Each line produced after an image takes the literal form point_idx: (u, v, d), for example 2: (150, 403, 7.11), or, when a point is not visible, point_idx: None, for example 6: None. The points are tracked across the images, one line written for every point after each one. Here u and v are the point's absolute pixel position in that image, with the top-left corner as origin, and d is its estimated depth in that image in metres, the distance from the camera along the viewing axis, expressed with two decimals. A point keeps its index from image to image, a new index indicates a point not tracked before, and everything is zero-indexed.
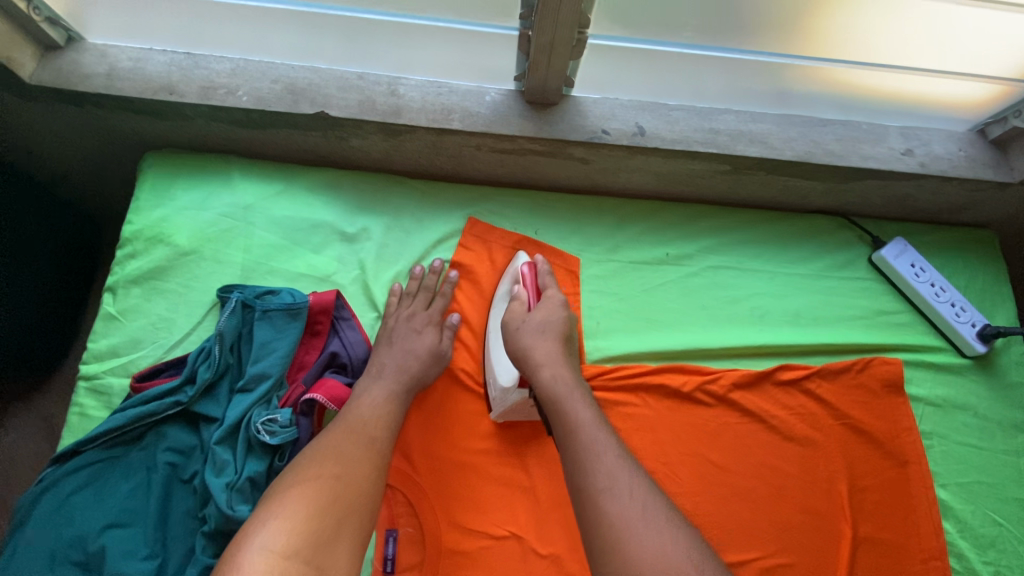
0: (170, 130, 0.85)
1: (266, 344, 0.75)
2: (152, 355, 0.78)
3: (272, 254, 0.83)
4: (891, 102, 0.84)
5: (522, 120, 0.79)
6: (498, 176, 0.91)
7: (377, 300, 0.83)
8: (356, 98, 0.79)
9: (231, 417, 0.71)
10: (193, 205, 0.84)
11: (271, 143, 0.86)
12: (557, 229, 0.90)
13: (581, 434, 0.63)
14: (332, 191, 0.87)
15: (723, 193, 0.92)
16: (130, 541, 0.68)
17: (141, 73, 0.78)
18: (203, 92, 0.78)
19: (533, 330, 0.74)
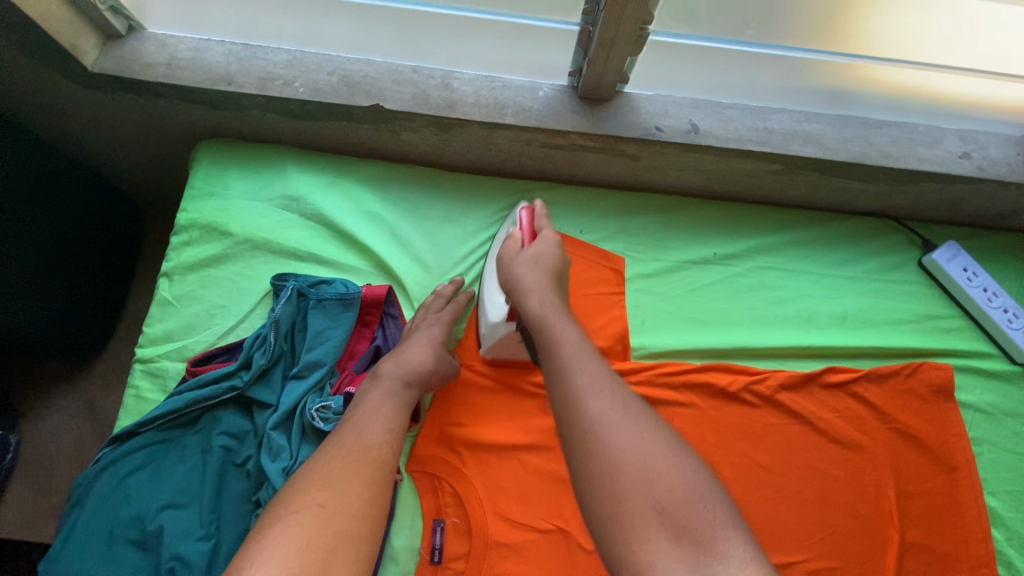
0: (224, 120, 0.86)
1: (320, 333, 0.76)
2: (205, 340, 0.79)
3: (324, 245, 0.84)
4: (948, 104, 0.83)
5: (575, 115, 0.80)
6: (545, 171, 0.91)
7: (424, 292, 0.84)
8: (411, 91, 0.79)
9: (286, 404, 0.72)
10: (246, 194, 0.85)
11: (322, 135, 0.87)
12: (603, 227, 0.90)
13: (564, 348, 0.60)
14: (382, 185, 0.88)
15: (772, 192, 0.91)
16: (185, 521, 0.69)
17: (200, 63, 0.79)
18: (261, 83, 0.78)
19: (526, 262, 0.73)
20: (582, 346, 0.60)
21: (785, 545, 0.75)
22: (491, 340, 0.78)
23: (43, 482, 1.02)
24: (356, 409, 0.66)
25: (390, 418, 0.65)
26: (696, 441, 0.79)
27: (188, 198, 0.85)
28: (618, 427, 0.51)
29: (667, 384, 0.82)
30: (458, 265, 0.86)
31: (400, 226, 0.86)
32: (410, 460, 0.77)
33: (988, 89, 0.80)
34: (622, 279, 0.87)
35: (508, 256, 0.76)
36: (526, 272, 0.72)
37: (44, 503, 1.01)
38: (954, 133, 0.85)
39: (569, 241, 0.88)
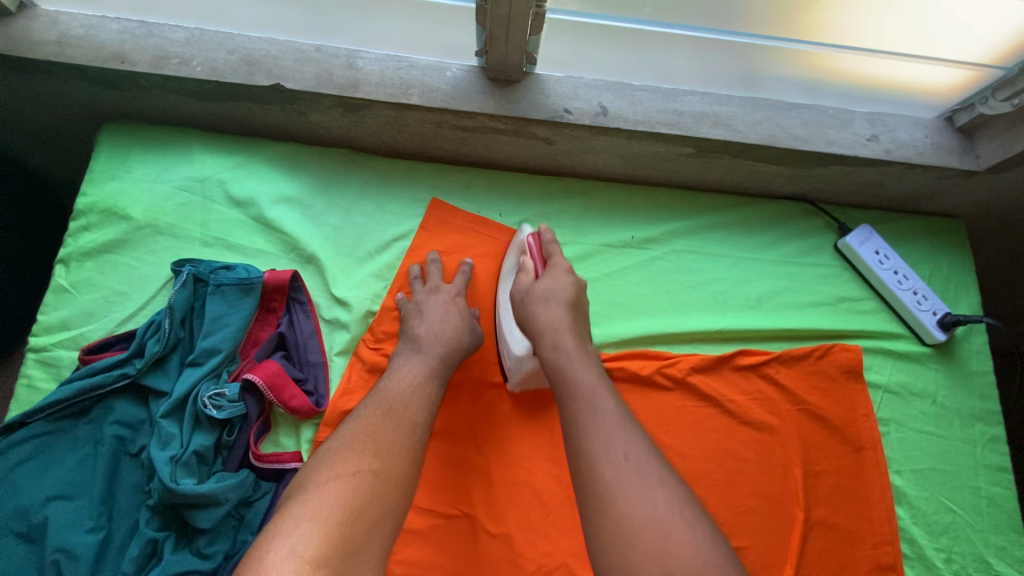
0: (127, 102, 0.83)
1: (217, 319, 0.74)
2: (103, 328, 0.77)
3: (231, 229, 0.82)
4: (855, 86, 0.84)
5: (483, 96, 0.78)
6: (463, 155, 0.90)
7: (331, 280, 0.81)
8: (314, 71, 0.77)
9: (178, 391, 0.70)
10: (148, 177, 0.82)
11: (230, 117, 0.85)
12: (522, 211, 0.89)
13: (578, 398, 0.61)
14: (293, 169, 0.86)
15: (692, 176, 0.91)
16: (73, 512, 0.68)
17: (92, 41, 0.76)
18: (156, 62, 0.76)
19: (539, 298, 0.71)
20: (598, 389, 0.62)
21: None
22: (516, 375, 0.78)
23: None
24: (393, 373, 0.68)
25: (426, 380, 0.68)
26: None
27: (88, 182, 0.82)
28: (634, 490, 0.53)
29: None
30: (371, 250, 0.84)
31: (311, 211, 0.85)
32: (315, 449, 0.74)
33: (891, 72, 0.81)
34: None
35: (524, 292, 0.73)
36: (542, 311, 0.70)
37: None
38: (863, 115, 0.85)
39: (488, 226, 0.87)
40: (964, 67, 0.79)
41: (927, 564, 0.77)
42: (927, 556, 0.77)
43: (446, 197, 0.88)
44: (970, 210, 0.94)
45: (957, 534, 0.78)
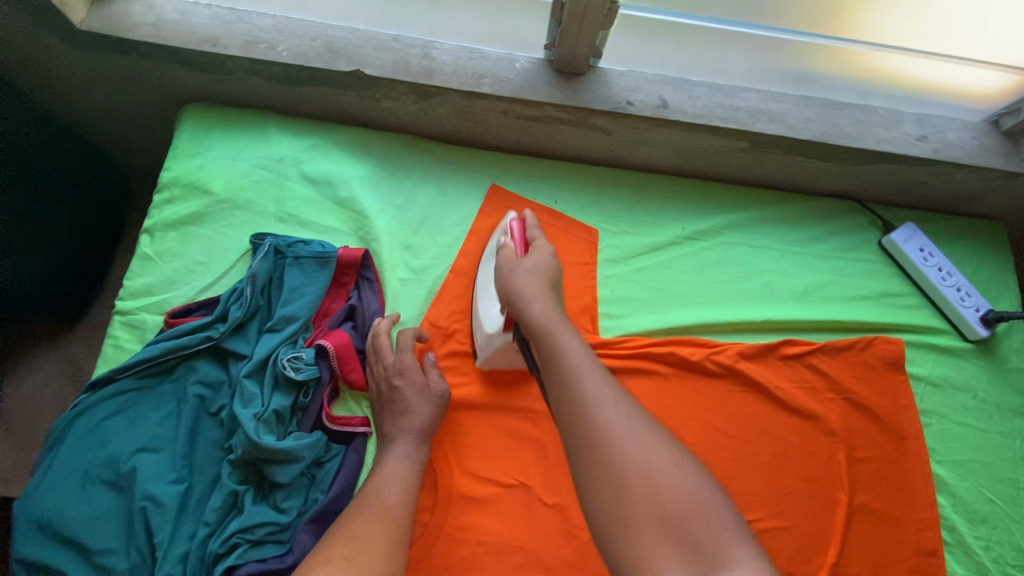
0: (210, 84, 0.88)
1: (296, 289, 0.79)
2: (184, 295, 0.81)
3: (304, 207, 0.86)
4: (906, 88, 0.87)
5: (550, 87, 0.82)
6: (522, 145, 0.94)
7: (398, 258, 0.86)
8: (392, 59, 0.82)
9: (259, 353, 0.75)
10: (228, 155, 0.87)
11: (306, 102, 0.89)
12: (577, 202, 0.92)
13: (568, 359, 0.61)
14: (363, 152, 0.90)
15: (741, 171, 0.94)
16: (159, 463, 0.72)
17: (186, 25, 0.81)
18: (245, 46, 0.81)
19: (525, 271, 0.72)
20: (586, 355, 0.61)
21: (741, 505, 0.78)
22: (485, 352, 0.79)
23: (22, 441, 1.05)
24: (376, 470, 0.70)
25: (406, 476, 0.69)
26: (658, 407, 0.82)
27: (172, 157, 0.87)
28: (626, 439, 0.53)
29: (633, 356, 0.84)
30: (434, 233, 0.88)
31: (379, 193, 0.89)
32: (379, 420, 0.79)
33: (942, 75, 0.84)
34: (594, 252, 0.90)
35: (507, 270, 0.74)
36: (525, 282, 0.71)
37: (22, 459, 1.04)
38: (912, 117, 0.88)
39: (544, 212, 0.91)
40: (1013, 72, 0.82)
41: (967, 551, 0.79)
42: (967, 543, 0.79)
43: (506, 184, 0.92)
44: (1011, 213, 0.96)
45: (997, 523, 0.80)
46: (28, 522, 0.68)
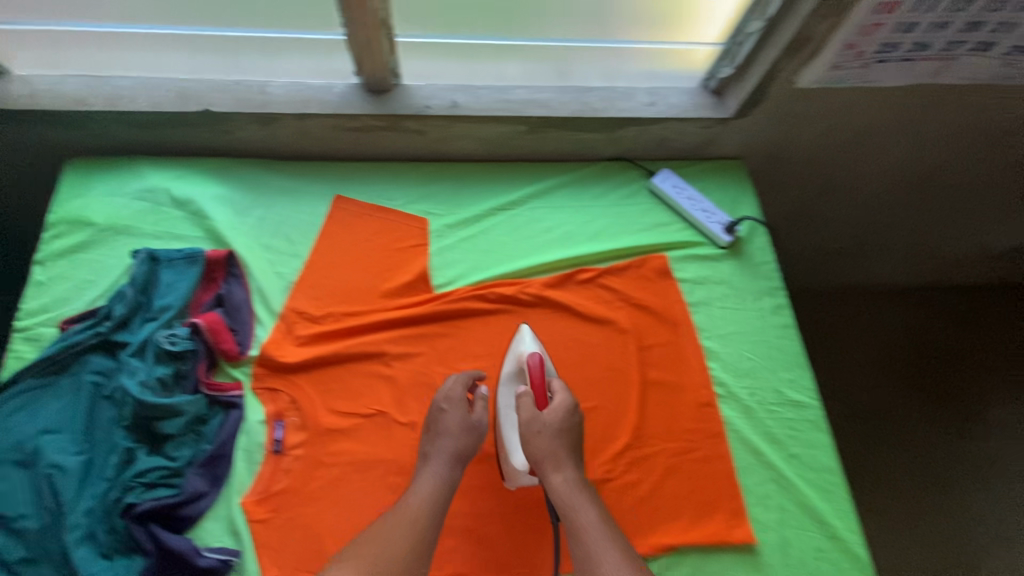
0: (269, 116, 1.00)
1: (240, 287, 0.95)
2: (265, 301, 0.95)
3: (386, 232, 1.04)
4: (879, 99, 1.07)
5: (587, 105, 1.06)
6: (556, 150, 1.14)
7: (472, 258, 1.04)
8: (455, 103, 1.02)
9: (240, 342, 0.91)
10: (307, 195, 1.05)
11: (386, 149, 1.09)
12: (620, 211, 1.13)
13: (584, 534, 0.75)
14: (421, 180, 1.10)
15: (746, 133, 1.14)
16: (245, 441, 0.86)
17: (272, 86, 1.00)
18: (330, 108, 1.00)
19: (556, 440, 0.82)
20: (597, 528, 0.76)
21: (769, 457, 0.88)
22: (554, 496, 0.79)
23: None
24: (563, 506, 0.78)
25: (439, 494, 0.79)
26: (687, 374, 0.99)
27: (238, 206, 1.03)
28: None
29: (664, 331, 1.03)
30: (503, 236, 1.07)
31: (453, 211, 1.08)
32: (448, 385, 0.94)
33: (904, 96, 1.06)
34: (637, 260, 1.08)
35: (528, 417, 0.84)
36: (541, 436, 0.82)
37: None
38: (879, 108, 1.09)
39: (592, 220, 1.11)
40: (953, 91, 1.06)
41: None
42: None
43: (536, 187, 1.12)
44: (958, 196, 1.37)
45: None
46: (107, 508, 0.78)
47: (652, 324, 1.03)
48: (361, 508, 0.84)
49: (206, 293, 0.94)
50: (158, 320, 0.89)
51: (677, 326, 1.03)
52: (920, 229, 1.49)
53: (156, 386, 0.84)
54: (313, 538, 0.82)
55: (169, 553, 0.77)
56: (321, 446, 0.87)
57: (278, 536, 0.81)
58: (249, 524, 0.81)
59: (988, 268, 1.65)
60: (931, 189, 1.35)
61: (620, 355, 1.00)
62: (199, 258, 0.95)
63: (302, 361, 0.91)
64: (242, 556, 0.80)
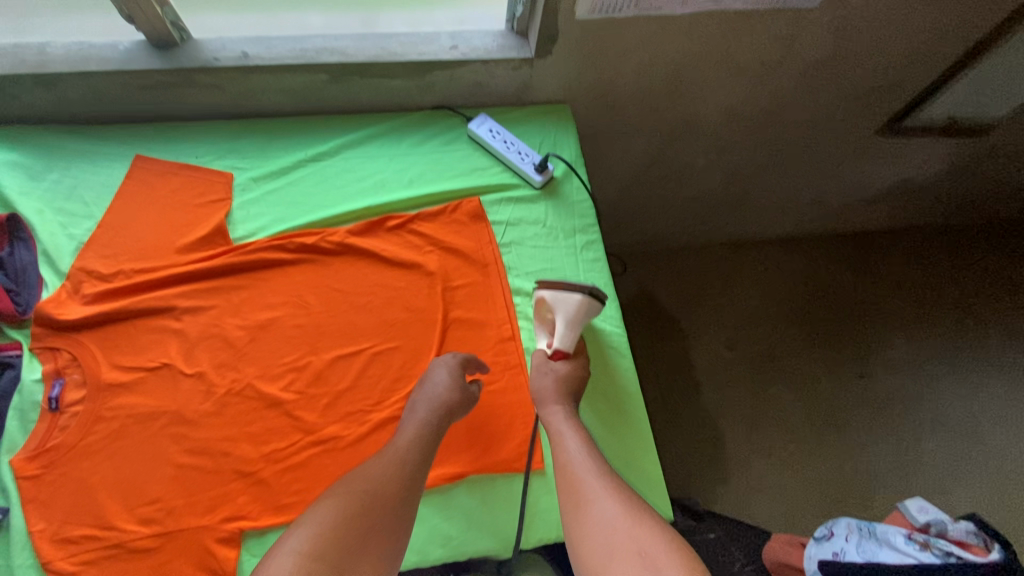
0: (48, 76, 0.97)
1: (27, 249, 0.94)
2: (54, 262, 0.94)
3: (184, 188, 1.02)
4: (678, 26, 1.06)
5: (386, 49, 1.04)
6: (370, 101, 1.13)
7: (276, 210, 1.03)
8: (245, 53, 1.01)
9: (23, 301, 0.89)
10: (106, 157, 1.03)
11: (189, 108, 1.08)
12: (436, 159, 1.11)
13: (571, 460, 0.78)
14: (228, 137, 1.08)
15: (563, 75, 1.14)
16: (21, 398, 0.84)
17: (53, 47, 0.98)
18: (112, 64, 0.97)
19: (552, 380, 0.86)
20: (581, 452, 0.78)
21: None
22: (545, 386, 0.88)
23: None
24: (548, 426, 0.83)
25: (424, 435, 0.80)
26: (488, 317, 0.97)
27: (31, 171, 1.00)
28: (612, 524, 0.68)
29: (468, 273, 1.00)
30: (310, 189, 1.05)
31: (259, 165, 1.06)
32: (240, 337, 0.92)
33: (700, 22, 1.06)
34: (446, 207, 1.05)
35: (540, 366, 0.89)
36: (542, 379, 0.87)
37: None
38: (683, 37, 1.10)
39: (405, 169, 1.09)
40: (747, 17, 1.08)
41: None
42: None
43: (351, 138, 1.10)
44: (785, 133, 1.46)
45: None
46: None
47: (460, 264, 1.01)
48: (140, 462, 0.82)
49: None
50: None
51: (486, 267, 1.00)
52: (765, 158, 1.59)
53: None
54: (89, 491, 0.80)
55: None
56: (99, 401, 0.85)
57: (50, 490, 0.79)
58: (18, 480, 0.79)
59: (815, 211, 1.91)
60: (766, 120, 1.42)
61: (424, 296, 0.97)
62: None
63: (85, 318, 0.89)
64: (9, 511, 0.78)
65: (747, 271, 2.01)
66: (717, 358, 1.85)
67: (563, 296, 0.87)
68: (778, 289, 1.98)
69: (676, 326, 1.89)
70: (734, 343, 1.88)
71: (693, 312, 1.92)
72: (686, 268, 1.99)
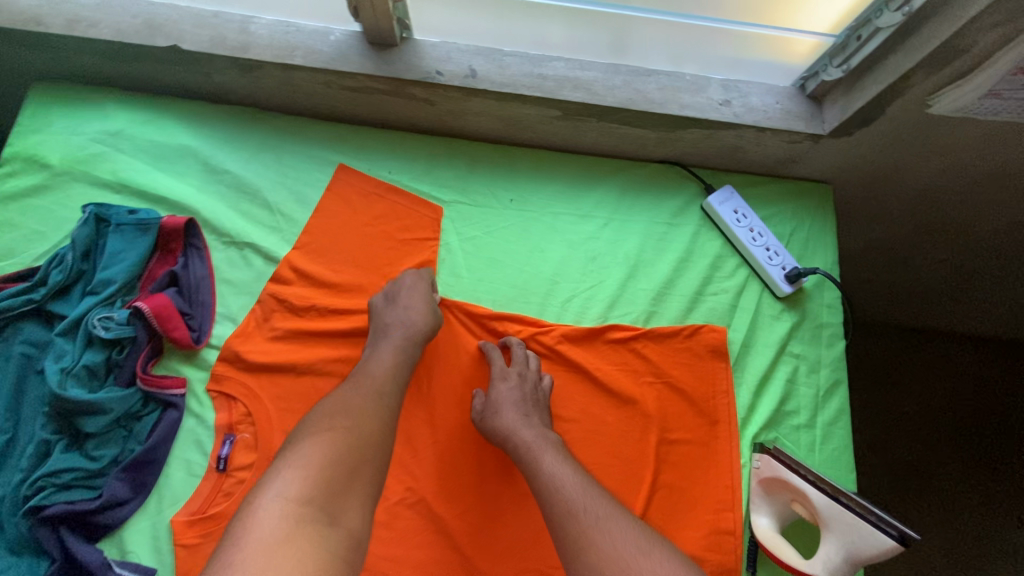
0: (250, 65, 0.81)
1: (201, 266, 0.82)
2: (232, 286, 0.83)
3: (373, 220, 0.88)
4: None
5: (643, 94, 0.82)
6: (594, 143, 0.92)
7: (472, 267, 0.87)
8: (475, 71, 0.81)
9: (198, 331, 0.79)
10: (293, 162, 0.89)
11: (389, 117, 0.92)
12: (660, 236, 0.91)
13: (544, 474, 0.67)
14: (428, 158, 0.92)
15: (844, 156, 0.88)
16: (182, 444, 0.76)
17: (256, 25, 0.82)
18: (323, 61, 0.80)
19: (502, 403, 0.75)
20: (563, 468, 0.67)
21: None
22: (491, 408, 0.76)
23: None
24: (511, 432, 0.73)
25: (401, 366, 0.73)
26: (707, 487, 0.79)
27: (212, 166, 0.87)
28: (607, 530, 0.59)
29: (692, 424, 0.82)
30: (512, 246, 0.88)
31: (458, 204, 0.90)
32: (419, 426, 0.79)
33: None
34: (681, 330, 0.86)
35: (497, 392, 0.76)
36: (501, 416, 0.74)
37: None
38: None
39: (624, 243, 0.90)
40: None
41: None
42: None
43: (567, 191, 0.92)
44: None
45: None
46: (16, 503, 0.69)
47: (683, 410, 0.83)
48: None
49: (158, 267, 0.82)
50: (98, 295, 0.76)
51: (715, 425, 0.82)
52: None
53: (83, 376, 0.73)
54: None
55: (78, 565, 0.68)
56: None
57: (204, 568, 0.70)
58: (174, 545, 0.71)
59: None
60: None
61: (635, 442, 0.81)
62: (154, 226, 0.81)
63: (267, 361, 0.79)
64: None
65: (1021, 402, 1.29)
66: (930, 515, 1.21)
67: (849, 520, 0.65)
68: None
69: (884, 444, 1.27)
70: (966, 505, 1.21)
71: (920, 435, 1.27)
72: (932, 368, 1.33)
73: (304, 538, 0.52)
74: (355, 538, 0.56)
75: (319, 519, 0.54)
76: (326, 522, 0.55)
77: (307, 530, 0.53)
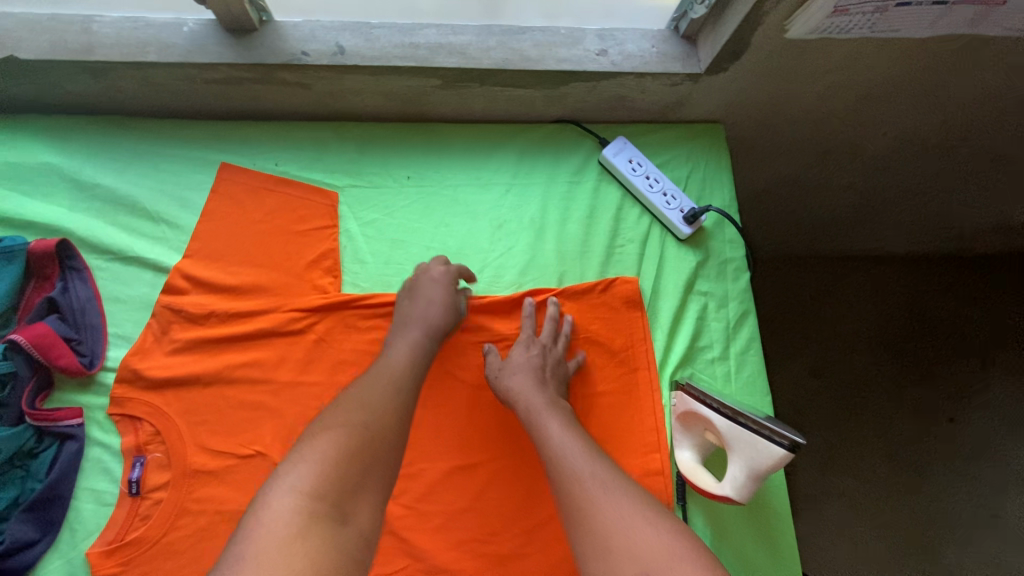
0: (101, 68, 0.76)
1: (81, 287, 0.78)
2: (124, 303, 0.79)
3: (266, 215, 0.84)
4: (900, 50, 0.81)
5: (520, 52, 0.81)
6: (486, 109, 0.91)
7: (376, 249, 0.85)
8: (344, 48, 0.78)
9: (87, 354, 0.76)
10: (173, 165, 0.85)
11: (270, 107, 0.88)
12: (562, 194, 0.91)
13: (548, 448, 0.66)
14: (317, 146, 0.89)
15: (728, 92, 0.89)
16: (89, 474, 0.73)
17: (101, 24, 0.77)
18: (179, 55, 0.76)
19: (513, 372, 0.76)
20: (566, 437, 0.66)
21: None
22: (505, 375, 0.76)
23: None
24: (520, 399, 0.73)
25: (419, 352, 0.72)
26: (632, 430, 0.81)
27: (83, 181, 0.82)
28: (603, 500, 0.57)
29: (611, 373, 0.83)
30: (415, 223, 0.87)
31: (354, 187, 0.87)
32: None
33: (928, 46, 0.81)
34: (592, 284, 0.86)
35: (509, 360, 0.78)
36: (512, 381, 0.75)
37: None
38: (897, 58, 0.83)
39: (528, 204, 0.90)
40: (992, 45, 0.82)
41: None
42: None
43: (465, 161, 0.91)
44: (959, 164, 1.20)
45: None
46: None
47: (602, 363, 0.84)
48: None
49: (36, 295, 0.77)
50: None
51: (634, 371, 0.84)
52: None
53: None
54: None
55: None
56: (185, 490, 0.72)
57: None
58: None
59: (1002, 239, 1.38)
60: None
61: None
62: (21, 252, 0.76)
63: (169, 376, 0.76)
64: None
65: (929, 305, 1.39)
66: (868, 424, 1.29)
67: (748, 440, 0.68)
68: (970, 339, 1.36)
69: (823, 366, 1.33)
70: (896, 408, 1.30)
71: (849, 352, 1.34)
72: (851, 288, 1.40)
73: (314, 536, 0.49)
74: (365, 537, 0.53)
75: (331, 518, 0.51)
76: (338, 520, 0.52)
77: (315, 530, 0.50)
